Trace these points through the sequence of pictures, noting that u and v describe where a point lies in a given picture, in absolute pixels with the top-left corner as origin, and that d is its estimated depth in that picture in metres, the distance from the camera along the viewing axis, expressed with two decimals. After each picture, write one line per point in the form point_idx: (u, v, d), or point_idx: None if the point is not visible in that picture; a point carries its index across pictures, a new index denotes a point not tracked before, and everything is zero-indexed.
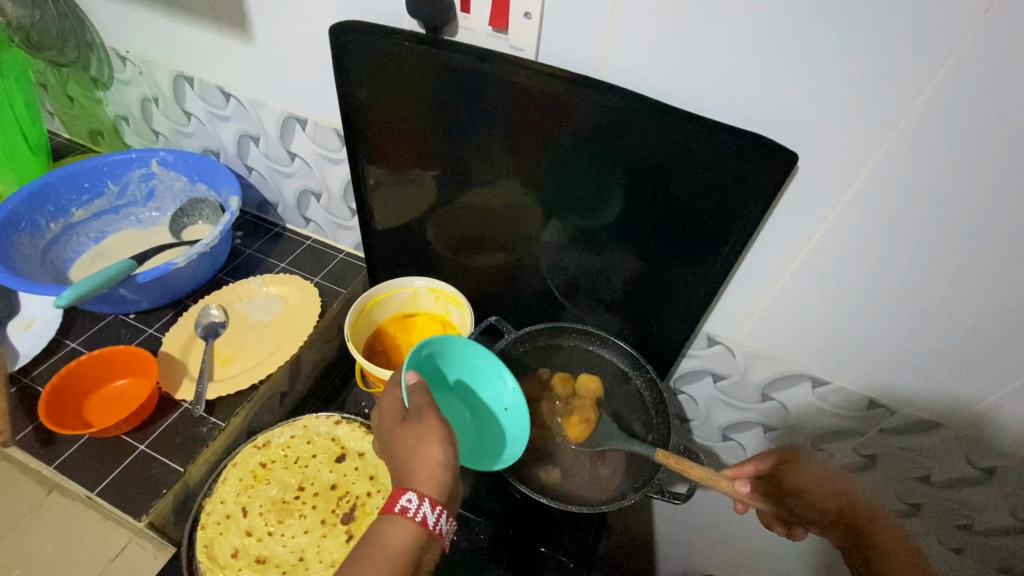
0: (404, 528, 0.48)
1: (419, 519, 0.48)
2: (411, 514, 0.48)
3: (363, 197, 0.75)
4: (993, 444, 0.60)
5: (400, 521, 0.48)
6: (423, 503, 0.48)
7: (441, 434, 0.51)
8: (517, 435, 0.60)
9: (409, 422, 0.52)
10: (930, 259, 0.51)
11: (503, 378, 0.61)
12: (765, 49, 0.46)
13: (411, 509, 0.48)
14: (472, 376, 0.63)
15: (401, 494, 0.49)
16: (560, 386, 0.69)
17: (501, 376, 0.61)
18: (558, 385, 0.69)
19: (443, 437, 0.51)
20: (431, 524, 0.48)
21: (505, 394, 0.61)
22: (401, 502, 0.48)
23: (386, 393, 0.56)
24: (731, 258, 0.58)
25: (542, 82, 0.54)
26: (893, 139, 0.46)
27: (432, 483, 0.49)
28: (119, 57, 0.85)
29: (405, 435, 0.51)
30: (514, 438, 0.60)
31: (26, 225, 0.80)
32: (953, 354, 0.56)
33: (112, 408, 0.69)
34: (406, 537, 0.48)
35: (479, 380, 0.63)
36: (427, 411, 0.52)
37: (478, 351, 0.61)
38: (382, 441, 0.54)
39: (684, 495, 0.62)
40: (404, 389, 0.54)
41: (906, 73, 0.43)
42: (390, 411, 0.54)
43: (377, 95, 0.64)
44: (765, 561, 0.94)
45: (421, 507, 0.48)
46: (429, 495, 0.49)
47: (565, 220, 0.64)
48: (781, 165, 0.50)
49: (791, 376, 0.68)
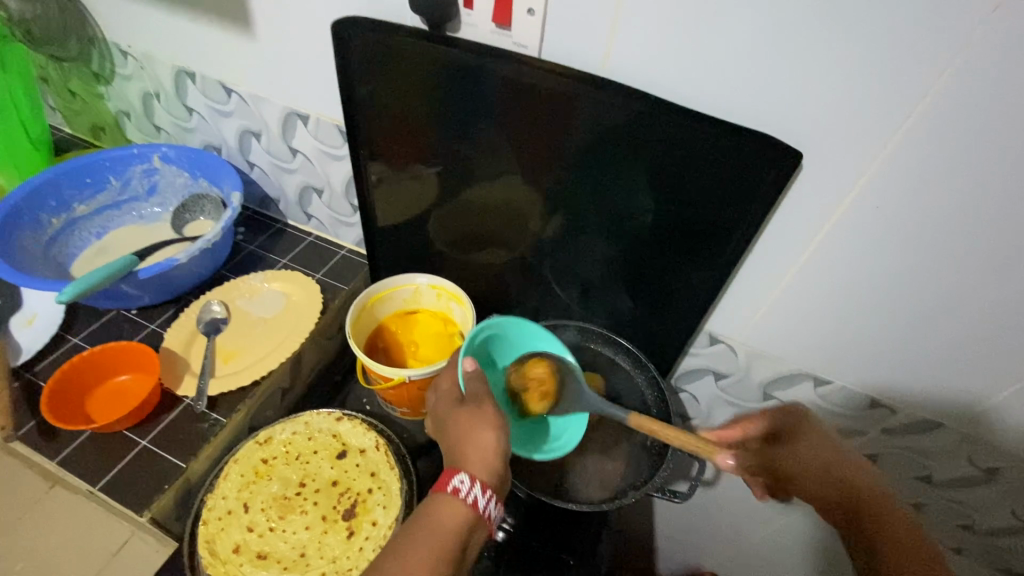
0: (456, 508, 0.49)
1: (470, 502, 0.49)
2: (462, 496, 0.49)
3: (365, 194, 0.75)
4: (996, 444, 0.60)
5: (452, 502, 0.49)
6: (475, 486, 0.49)
7: (495, 420, 0.52)
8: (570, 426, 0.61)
9: (466, 406, 0.54)
10: (935, 259, 0.51)
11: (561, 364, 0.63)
12: (770, 47, 0.46)
13: (463, 490, 0.49)
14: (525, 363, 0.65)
15: (453, 475, 0.50)
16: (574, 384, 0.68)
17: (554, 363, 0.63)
18: None
19: (498, 423, 0.52)
20: (481, 507, 0.49)
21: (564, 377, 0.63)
22: (453, 483, 0.49)
23: (444, 372, 0.59)
24: (734, 258, 0.58)
25: (545, 78, 0.54)
26: (899, 139, 0.46)
27: (484, 467, 0.50)
28: (120, 52, 0.84)
29: (461, 419, 0.53)
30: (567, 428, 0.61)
31: (28, 220, 0.80)
32: (957, 354, 0.56)
33: (115, 404, 0.69)
34: (457, 520, 0.48)
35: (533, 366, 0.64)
36: (485, 398, 0.54)
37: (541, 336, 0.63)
38: (435, 421, 0.56)
39: (685, 495, 0.62)
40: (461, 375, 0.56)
41: (913, 73, 0.43)
42: (445, 395, 0.56)
43: (379, 91, 0.63)
44: (765, 559, 0.94)
45: (473, 490, 0.49)
46: (480, 479, 0.49)
47: (568, 219, 0.64)
48: (785, 164, 0.50)
49: (794, 375, 0.68)
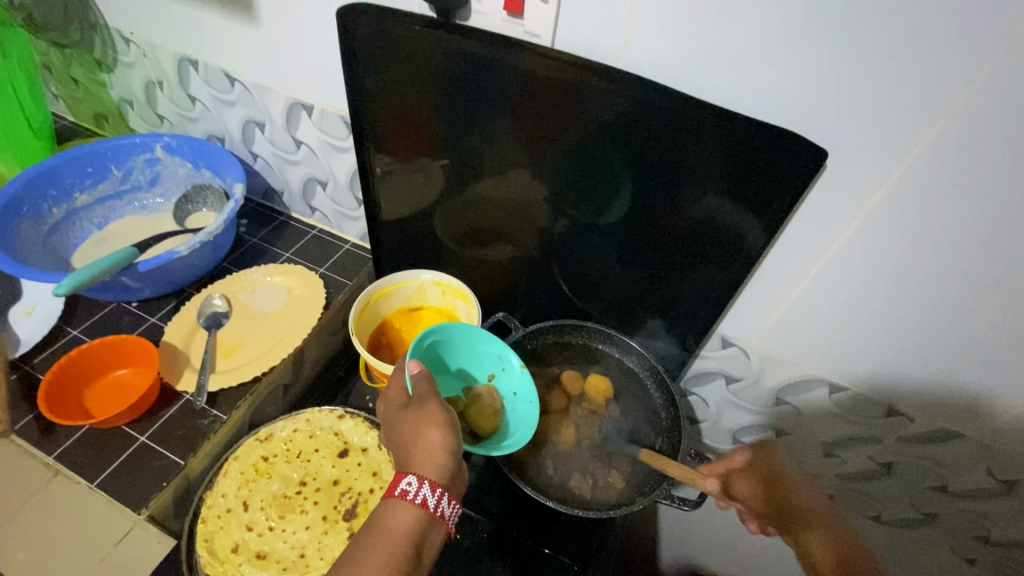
0: (406, 511, 0.48)
1: (419, 502, 0.48)
2: (411, 497, 0.48)
3: (370, 187, 0.74)
4: (1016, 456, 0.58)
5: (401, 503, 0.48)
6: (423, 486, 0.48)
7: (441, 419, 0.50)
8: (525, 423, 0.60)
9: (411, 408, 0.52)
10: (963, 265, 0.49)
11: (506, 364, 0.63)
12: (796, 38, 0.44)
13: (411, 492, 0.48)
14: (473, 367, 0.64)
15: (401, 477, 0.49)
16: (593, 387, 0.68)
17: (505, 358, 0.62)
18: (592, 385, 0.68)
19: (444, 422, 0.50)
20: (432, 506, 0.48)
21: (513, 375, 0.62)
22: (401, 485, 0.48)
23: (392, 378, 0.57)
24: (748, 261, 0.56)
25: (556, 70, 0.52)
26: (932, 138, 0.44)
27: (431, 466, 0.49)
28: (122, 39, 0.83)
29: (407, 421, 0.51)
30: (521, 425, 0.60)
31: (28, 210, 0.79)
32: (982, 362, 0.53)
33: (113, 398, 0.68)
34: (409, 519, 0.47)
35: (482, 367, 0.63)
36: (430, 399, 0.51)
37: (485, 338, 0.62)
38: (386, 426, 0.55)
39: (694, 503, 0.60)
40: (409, 378, 0.54)
41: (950, 65, 0.40)
42: (393, 398, 0.55)
43: (385, 82, 0.62)
44: (772, 562, 0.92)
45: (421, 490, 0.48)
46: (428, 478, 0.49)
47: (576, 220, 0.63)
48: (807, 164, 0.48)
49: (808, 380, 0.66)
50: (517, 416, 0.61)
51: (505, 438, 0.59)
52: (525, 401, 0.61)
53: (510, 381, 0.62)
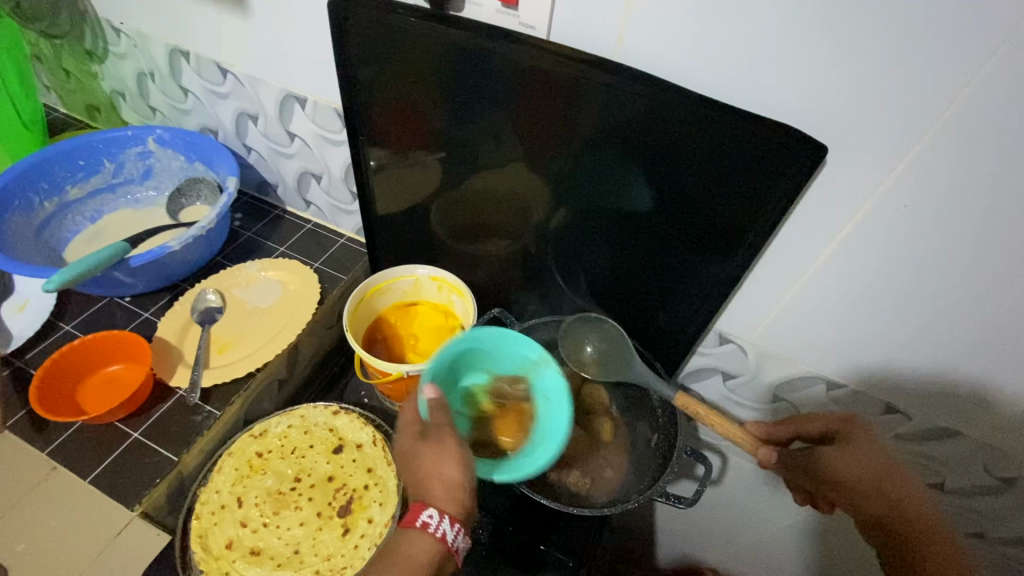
0: (425, 543, 0.49)
1: (439, 535, 0.49)
2: (432, 530, 0.49)
3: (365, 181, 0.73)
4: (1015, 454, 0.57)
5: (423, 536, 0.49)
6: (444, 519, 0.49)
7: (459, 456, 0.53)
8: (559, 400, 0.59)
9: (430, 440, 0.54)
10: (963, 263, 0.48)
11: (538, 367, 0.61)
12: (796, 32, 0.43)
13: (432, 525, 0.49)
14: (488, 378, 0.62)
15: (422, 509, 0.50)
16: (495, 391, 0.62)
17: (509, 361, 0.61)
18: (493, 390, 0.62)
19: (462, 460, 0.53)
20: (450, 540, 0.49)
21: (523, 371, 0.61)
22: (422, 517, 0.49)
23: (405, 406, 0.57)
24: (746, 258, 0.55)
25: (553, 62, 0.51)
26: (932, 136, 0.43)
27: (451, 502, 0.51)
28: (113, 29, 0.81)
29: (424, 453, 0.53)
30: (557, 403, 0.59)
31: (19, 203, 0.78)
32: (980, 362, 0.53)
33: (106, 393, 0.68)
34: (429, 552, 0.48)
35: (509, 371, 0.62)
36: (447, 434, 0.54)
37: (518, 339, 0.61)
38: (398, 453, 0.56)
39: (689, 500, 0.60)
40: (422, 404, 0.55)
41: (952, 61, 0.40)
42: (407, 422, 0.55)
43: (379, 75, 0.61)
44: (770, 556, 0.92)
45: (441, 523, 0.49)
46: (448, 512, 0.50)
47: (575, 214, 0.62)
48: (807, 160, 0.47)
49: (806, 377, 0.65)
50: (550, 422, 0.59)
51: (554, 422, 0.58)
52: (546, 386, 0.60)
53: (546, 383, 0.61)
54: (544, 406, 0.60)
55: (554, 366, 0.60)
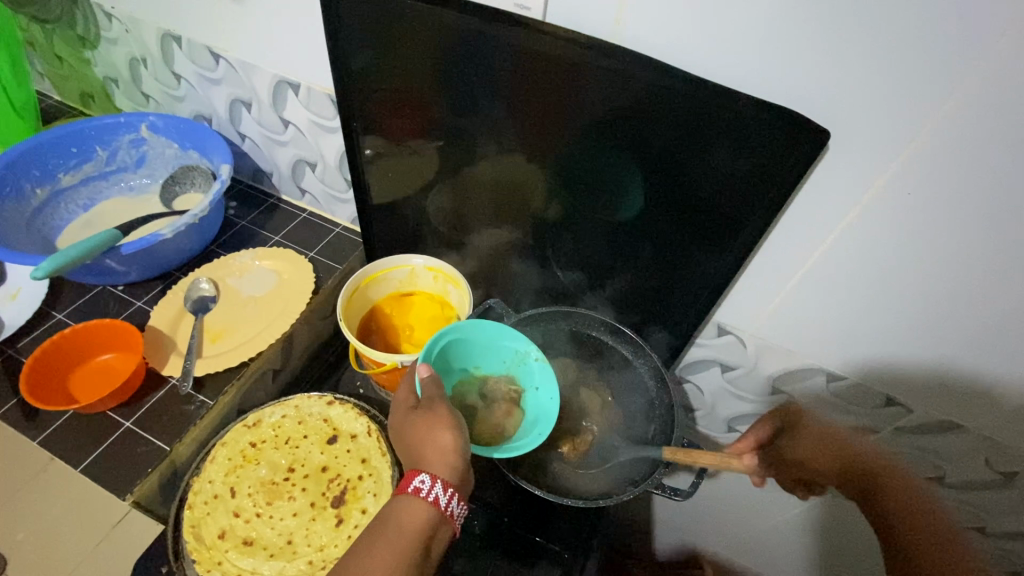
0: (419, 508, 0.48)
1: (432, 500, 0.48)
2: (424, 495, 0.48)
3: (359, 169, 0.72)
4: (1015, 448, 0.56)
5: (414, 501, 0.48)
6: (436, 485, 0.48)
7: (449, 420, 0.50)
8: (537, 375, 0.60)
9: (419, 410, 0.52)
10: (968, 254, 0.47)
11: (504, 349, 0.61)
12: (801, 11, 0.41)
13: (423, 490, 0.48)
14: (459, 359, 0.61)
15: (415, 475, 0.49)
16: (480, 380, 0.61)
17: (479, 344, 0.60)
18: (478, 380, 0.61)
19: (452, 423, 0.50)
20: (443, 505, 0.48)
21: (490, 351, 0.61)
22: (415, 483, 0.49)
23: (403, 382, 0.56)
24: (745, 248, 0.54)
25: (549, 44, 0.49)
26: (938, 121, 0.42)
27: (443, 466, 0.49)
28: (104, 14, 0.80)
29: (415, 423, 0.51)
30: (536, 378, 0.60)
31: (11, 191, 0.78)
32: (983, 354, 0.52)
33: (98, 382, 0.67)
34: (421, 517, 0.48)
35: (492, 364, 0.61)
36: (437, 401, 0.51)
37: (507, 333, 0.60)
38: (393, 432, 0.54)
39: (686, 493, 0.59)
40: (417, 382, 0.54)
41: (962, 40, 0.38)
42: (401, 401, 0.54)
43: (372, 60, 0.59)
44: (766, 547, 0.93)
45: (434, 489, 0.48)
46: (441, 478, 0.48)
47: (574, 202, 0.60)
48: (808, 147, 0.46)
49: (806, 369, 0.64)
50: (535, 414, 0.58)
51: (540, 394, 0.59)
52: (519, 364, 0.61)
53: (531, 377, 0.60)
54: (529, 401, 0.60)
55: (541, 362, 0.60)
